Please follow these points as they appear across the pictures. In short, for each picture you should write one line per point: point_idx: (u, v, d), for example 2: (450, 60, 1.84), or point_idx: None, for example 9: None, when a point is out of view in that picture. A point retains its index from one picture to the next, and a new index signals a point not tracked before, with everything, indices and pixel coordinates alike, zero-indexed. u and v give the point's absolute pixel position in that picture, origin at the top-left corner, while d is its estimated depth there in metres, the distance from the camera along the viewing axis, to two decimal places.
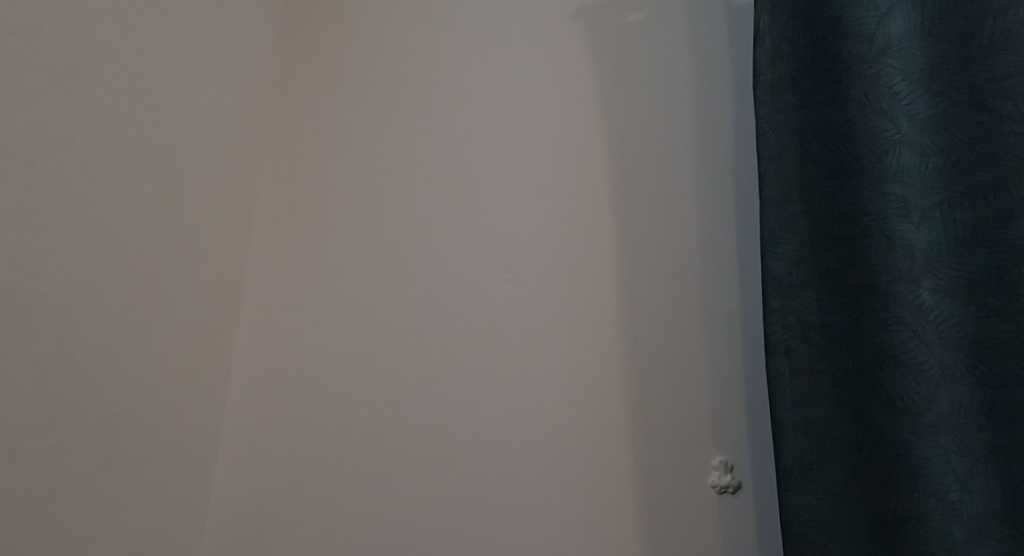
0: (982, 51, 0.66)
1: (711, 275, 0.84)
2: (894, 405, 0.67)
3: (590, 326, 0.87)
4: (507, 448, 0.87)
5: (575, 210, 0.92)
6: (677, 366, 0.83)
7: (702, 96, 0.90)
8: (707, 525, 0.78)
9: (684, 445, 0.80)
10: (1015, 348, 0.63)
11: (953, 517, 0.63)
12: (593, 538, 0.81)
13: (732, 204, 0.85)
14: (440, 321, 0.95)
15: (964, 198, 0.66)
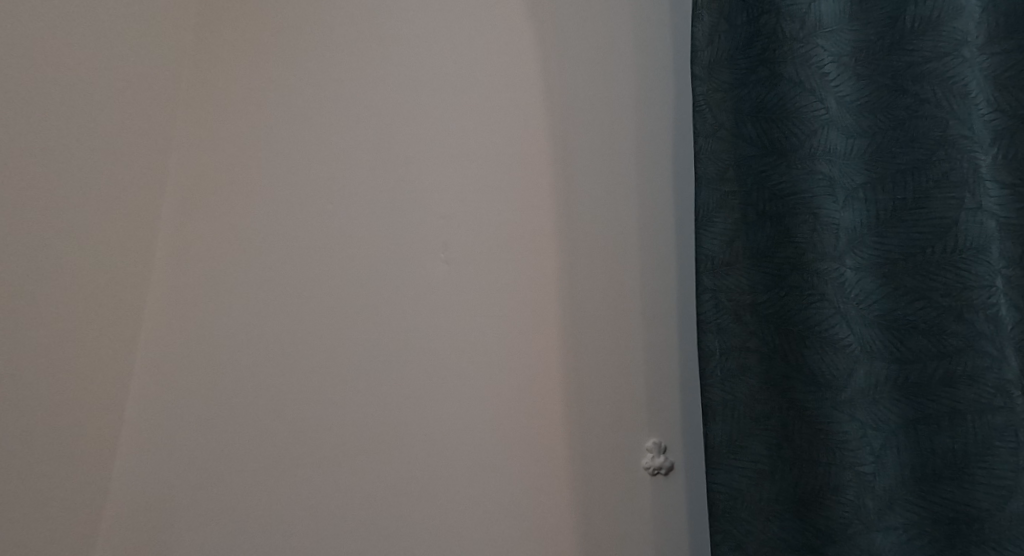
0: (907, 35, 0.68)
1: (649, 257, 0.84)
2: (818, 381, 0.69)
3: (529, 308, 0.85)
4: (442, 434, 0.83)
5: (514, 189, 0.90)
6: (613, 348, 0.82)
7: (643, 76, 0.89)
8: (637, 507, 0.78)
9: (618, 428, 0.80)
10: (928, 324, 0.67)
11: (868, 488, 0.66)
12: (528, 525, 0.79)
13: (671, 186, 0.86)
14: (372, 303, 0.90)
15: (885, 180, 0.69)
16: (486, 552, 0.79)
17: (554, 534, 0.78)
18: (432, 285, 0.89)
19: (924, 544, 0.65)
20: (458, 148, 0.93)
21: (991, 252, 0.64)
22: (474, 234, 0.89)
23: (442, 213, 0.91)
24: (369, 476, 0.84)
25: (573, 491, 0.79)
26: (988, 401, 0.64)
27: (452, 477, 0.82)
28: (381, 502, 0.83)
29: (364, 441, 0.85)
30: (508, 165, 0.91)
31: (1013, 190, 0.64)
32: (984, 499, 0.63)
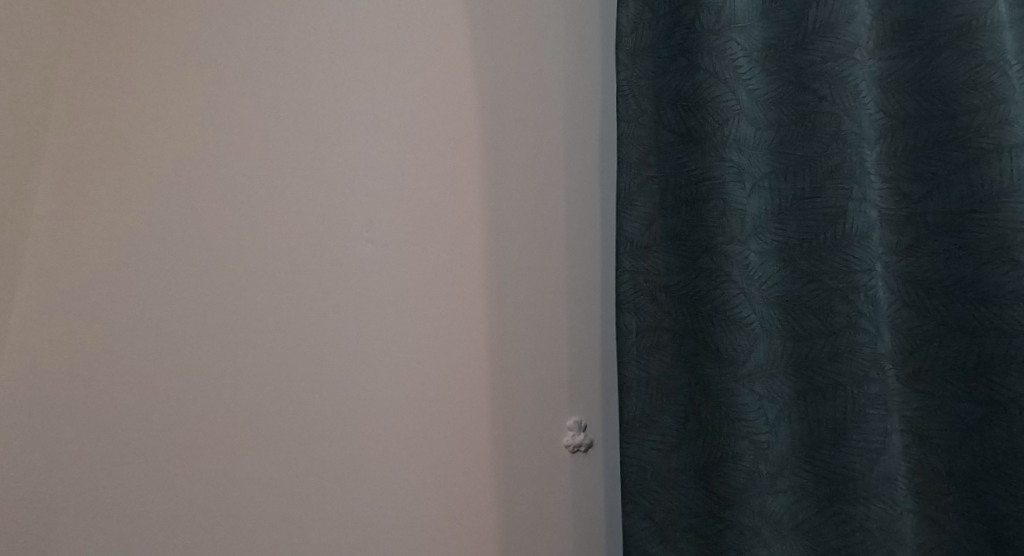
0: (809, 36, 0.74)
1: (574, 243, 0.86)
2: (722, 357, 0.73)
3: (457, 291, 0.84)
4: (365, 423, 0.80)
5: (441, 166, 0.86)
6: (537, 332, 0.84)
7: (570, 57, 0.89)
8: (557, 483, 0.82)
9: (542, 409, 0.83)
10: (819, 304, 0.73)
11: (762, 455, 0.73)
12: (453, 508, 0.80)
13: (594, 171, 0.88)
14: (286, 284, 0.82)
15: (786, 170, 0.74)
16: (409, 535, 0.79)
17: (475, 512, 0.80)
18: (355, 266, 0.83)
19: (808, 504, 0.73)
20: (384, 117, 0.86)
21: (872, 239, 0.72)
22: (401, 212, 0.84)
23: (366, 189, 0.84)
24: (285, 471, 0.78)
25: (499, 473, 0.81)
26: (864, 373, 0.72)
27: (377, 467, 0.79)
28: (299, 497, 0.78)
29: (279, 433, 0.79)
30: (437, 141, 0.86)
31: (890, 184, 0.73)
32: (859, 460, 0.71)
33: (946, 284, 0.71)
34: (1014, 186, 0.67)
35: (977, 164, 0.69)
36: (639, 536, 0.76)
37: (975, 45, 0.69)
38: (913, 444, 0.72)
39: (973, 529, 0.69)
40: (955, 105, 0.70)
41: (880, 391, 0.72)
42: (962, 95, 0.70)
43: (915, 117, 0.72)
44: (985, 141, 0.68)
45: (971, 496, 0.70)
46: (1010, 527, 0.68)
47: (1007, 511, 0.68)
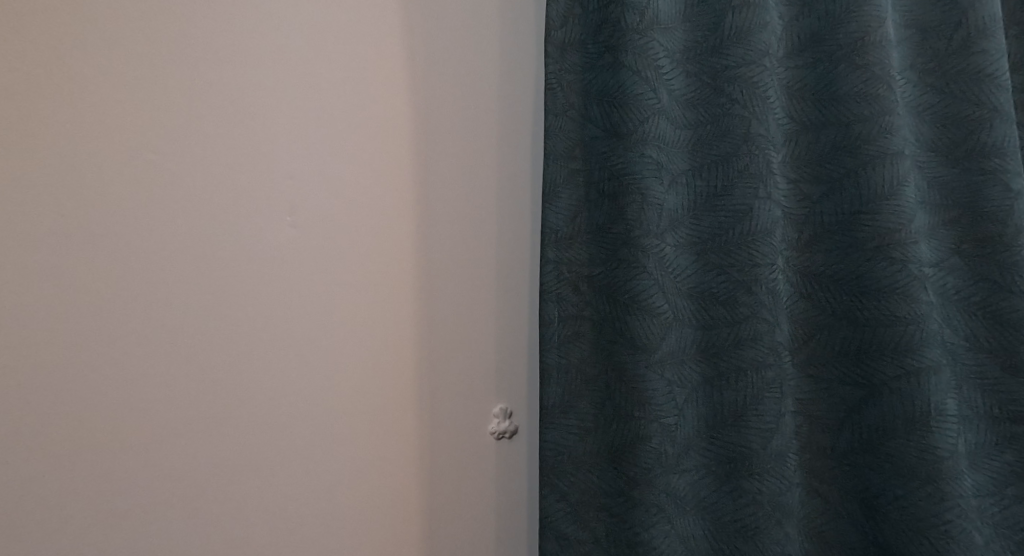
0: (725, 41, 0.78)
1: (503, 237, 0.89)
2: (637, 345, 0.77)
3: (385, 283, 0.82)
4: (292, 421, 0.76)
5: (372, 149, 0.81)
6: (467, 324, 0.87)
7: (503, 51, 0.89)
8: (483, 465, 0.88)
9: (470, 398, 0.87)
10: (726, 295, 0.78)
11: (670, 436, 0.77)
12: (381, 503, 0.81)
13: (523, 168, 0.90)
14: (190, 276, 0.71)
15: (700, 169, 0.79)
16: (336, 524, 0.79)
17: (402, 497, 0.83)
18: (277, 251, 0.76)
19: (709, 481, 0.78)
20: (306, 87, 0.77)
21: (775, 236, 0.77)
22: (328, 197, 0.78)
23: (288, 170, 0.76)
24: (196, 485, 0.71)
25: (425, 465, 0.84)
26: (764, 360, 0.77)
27: (301, 469, 0.77)
28: (215, 510, 0.72)
29: (188, 444, 0.70)
30: (366, 121, 0.80)
31: (793, 185, 0.79)
32: (755, 440, 0.77)
33: (836, 278, 0.78)
34: (893, 189, 0.74)
35: (865, 169, 0.75)
36: (554, 516, 0.80)
37: (868, 59, 0.75)
38: (804, 424, 0.79)
39: (849, 497, 0.78)
40: (849, 115, 0.76)
41: (776, 375, 0.77)
42: (854, 106, 0.76)
43: (815, 125, 0.79)
44: (872, 149, 0.75)
45: (851, 469, 0.78)
46: (880, 496, 0.76)
47: (878, 482, 0.76)
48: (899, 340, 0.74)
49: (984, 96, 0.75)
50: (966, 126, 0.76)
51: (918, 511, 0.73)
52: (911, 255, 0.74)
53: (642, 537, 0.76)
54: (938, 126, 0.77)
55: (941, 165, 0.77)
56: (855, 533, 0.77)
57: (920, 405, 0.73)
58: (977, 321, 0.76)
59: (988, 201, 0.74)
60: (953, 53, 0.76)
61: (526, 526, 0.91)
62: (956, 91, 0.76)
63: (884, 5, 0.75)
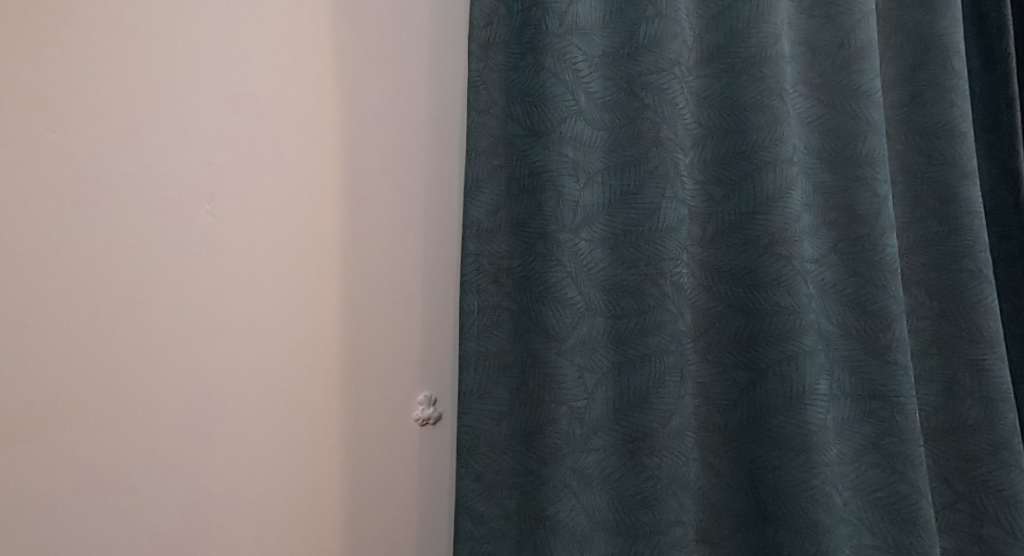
0: (639, 48, 0.84)
1: (428, 227, 0.90)
2: (549, 333, 0.82)
3: (311, 273, 0.81)
4: (211, 414, 0.74)
5: (295, 135, 0.79)
6: (390, 313, 0.87)
7: (431, 40, 0.89)
8: (406, 452, 0.89)
9: (394, 387, 0.88)
10: (635, 286, 0.84)
11: (578, 418, 0.82)
12: (305, 498, 0.81)
13: (446, 159, 0.91)
14: (99, 265, 0.67)
15: (615, 168, 0.85)
16: (257, 515, 0.78)
17: (324, 486, 0.83)
18: (192, 239, 0.72)
19: (613, 458, 0.84)
20: (227, 70, 0.74)
21: (679, 233, 0.84)
22: (246, 184, 0.76)
23: (208, 157, 0.73)
24: (108, 487, 0.68)
25: (348, 454, 0.84)
26: (669, 348, 0.83)
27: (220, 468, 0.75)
28: (126, 511, 0.69)
29: (102, 441, 0.67)
30: (288, 106, 0.78)
31: (700, 186, 0.86)
32: (656, 419, 0.83)
33: (732, 271, 0.85)
34: (781, 192, 0.82)
35: (759, 173, 0.83)
36: (468, 494, 0.85)
37: (764, 73, 0.82)
38: (702, 405, 0.87)
39: (738, 470, 0.86)
40: (747, 123, 0.83)
41: (677, 360, 0.84)
42: (752, 115, 0.83)
43: (720, 130, 0.86)
44: (766, 156, 0.82)
45: (739, 444, 0.86)
46: (762, 467, 0.84)
47: (760, 455, 0.85)
48: (781, 328, 0.82)
49: (861, 111, 0.83)
50: (845, 137, 0.85)
51: (790, 478, 0.82)
52: (794, 252, 0.82)
53: (549, 512, 0.81)
54: (823, 136, 0.86)
55: (824, 171, 0.86)
56: (740, 499, 0.86)
57: (796, 385, 0.82)
58: (849, 311, 0.85)
59: (859, 204, 0.84)
60: (838, 70, 0.85)
61: (442, 509, 0.94)
62: (837, 105, 0.85)
63: (779, 24, 0.83)
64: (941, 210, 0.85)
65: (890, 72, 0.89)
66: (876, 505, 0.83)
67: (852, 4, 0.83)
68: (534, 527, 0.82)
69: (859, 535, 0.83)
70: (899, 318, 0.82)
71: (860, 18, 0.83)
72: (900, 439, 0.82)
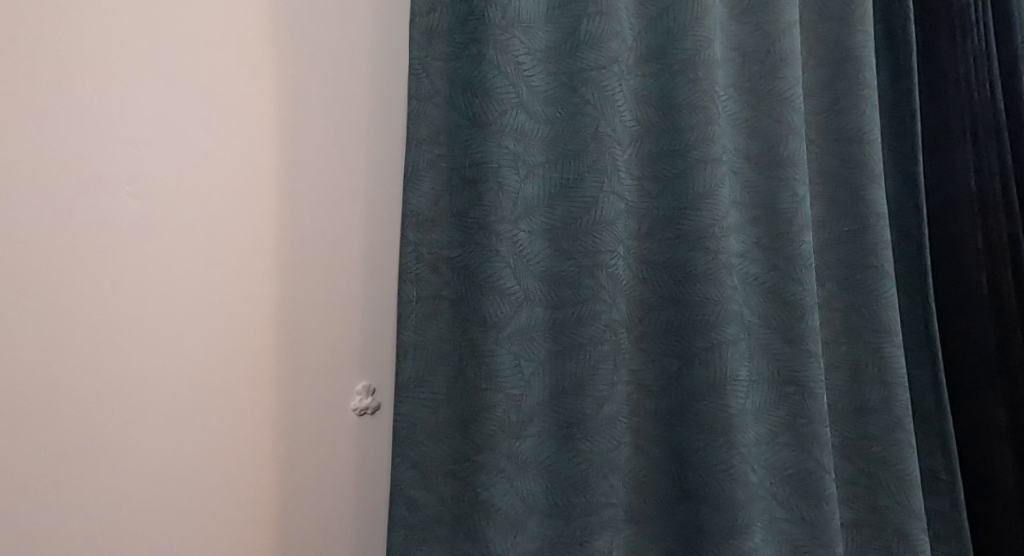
0: (580, 45, 0.87)
1: (362, 220, 0.95)
2: (486, 322, 0.84)
3: (246, 261, 0.86)
4: (137, 393, 0.78)
5: (222, 125, 0.83)
6: (323, 301, 0.92)
7: (372, 48, 0.94)
8: (344, 437, 0.94)
9: (330, 374, 0.92)
10: (572, 278, 0.87)
11: (515, 406, 0.84)
12: (234, 476, 0.85)
13: (384, 157, 0.96)
14: (32, 246, 0.71)
15: (556, 162, 0.87)
16: (186, 492, 0.81)
17: (255, 467, 0.87)
18: (115, 222, 0.76)
19: (549, 444, 0.87)
20: (152, 62, 0.78)
21: (616, 226, 0.87)
22: (169, 168, 0.80)
23: (127, 136, 0.77)
24: (21, 452, 0.70)
25: (279, 435, 0.88)
26: (603, 337, 0.86)
27: (146, 442, 0.79)
28: (47, 483, 0.72)
29: (28, 417, 0.71)
30: (217, 96, 0.83)
31: (637, 182, 0.90)
32: (591, 405, 0.86)
33: (665, 264, 0.90)
34: (711, 188, 0.86)
35: (692, 171, 0.87)
36: (404, 482, 0.86)
37: (698, 74, 0.87)
38: (635, 391, 0.91)
39: (665, 452, 0.91)
40: (681, 122, 0.88)
41: (611, 349, 0.87)
42: (685, 115, 0.87)
43: (656, 129, 0.90)
44: (698, 154, 0.86)
45: (667, 428, 0.91)
46: (687, 448, 0.89)
47: (687, 438, 0.89)
48: (708, 319, 0.87)
49: (783, 115, 0.89)
50: (770, 139, 0.90)
51: (711, 458, 0.87)
52: (721, 247, 0.87)
53: (483, 496, 0.83)
54: (750, 137, 0.91)
55: (751, 170, 0.91)
56: (667, 479, 0.91)
57: (720, 371, 0.87)
58: (769, 302, 0.91)
59: (782, 203, 0.89)
60: (765, 75, 0.90)
61: (380, 495, 0.97)
62: (763, 108, 0.90)
63: (712, 28, 0.87)
64: (852, 211, 0.92)
65: (811, 80, 0.95)
66: (786, 481, 0.90)
67: (777, 15, 0.89)
68: (469, 511, 0.84)
69: (771, 510, 0.89)
70: (812, 309, 0.89)
71: (784, 28, 0.89)
72: (809, 421, 0.89)
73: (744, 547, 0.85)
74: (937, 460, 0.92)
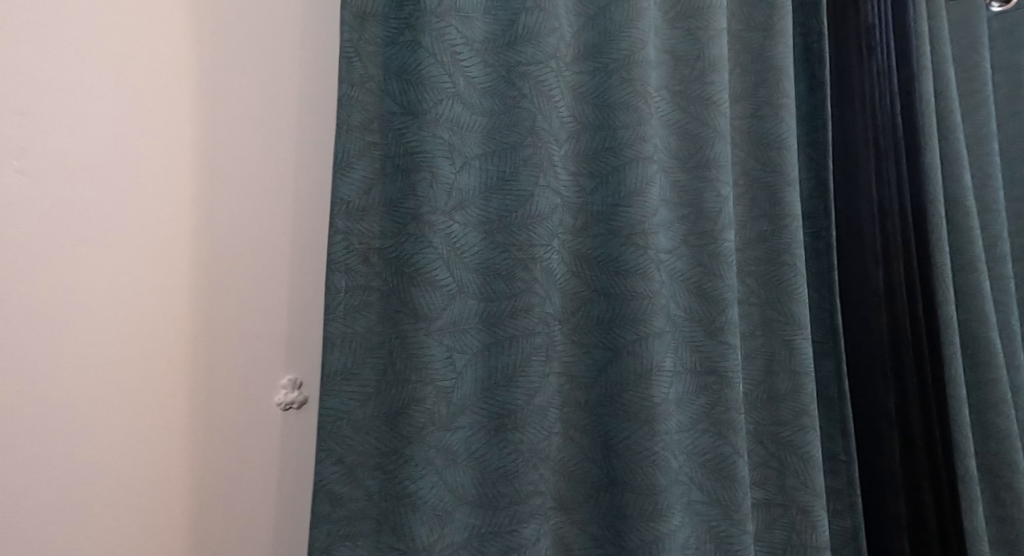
0: (518, 39, 0.87)
1: (286, 210, 0.93)
2: (417, 313, 0.83)
3: (155, 245, 0.86)
4: (25, 370, 0.78)
5: (128, 108, 0.84)
6: (240, 290, 0.91)
7: (301, 42, 0.95)
8: (266, 431, 0.92)
9: (251, 365, 0.91)
10: (506, 271, 0.87)
11: (445, 398, 0.84)
12: (143, 464, 0.85)
13: (311, 148, 0.95)
14: None
15: (492, 155, 0.87)
16: (82, 473, 0.81)
17: (164, 454, 0.86)
18: (7, 197, 0.77)
19: (479, 435, 0.86)
20: (56, 40, 0.79)
21: (551, 220, 0.88)
22: (67, 145, 0.80)
23: (21, 108, 0.78)
24: None
25: (193, 423, 0.88)
26: (535, 329, 0.87)
27: (42, 420, 0.79)
28: None
29: None
30: (125, 79, 0.84)
31: (573, 177, 0.92)
32: (521, 397, 0.86)
33: (597, 258, 0.92)
34: (642, 186, 0.89)
35: (624, 169, 0.89)
36: (329, 478, 0.83)
37: (632, 75, 0.89)
38: (566, 383, 0.93)
39: (593, 441, 0.93)
40: (615, 121, 0.90)
41: (543, 341, 0.88)
42: (619, 114, 0.89)
43: (592, 126, 0.92)
44: (630, 153, 0.89)
45: (596, 418, 0.93)
46: (614, 437, 0.92)
47: (614, 427, 0.92)
48: (636, 312, 0.90)
49: (710, 118, 0.93)
50: (697, 141, 0.94)
51: (636, 447, 0.90)
52: (650, 243, 0.89)
53: (410, 489, 0.82)
54: (680, 138, 0.95)
55: (679, 170, 0.95)
56: (594, 467, 0.93)
57: (647, 363, 0.89)
58: (693, 297, 0.95)
59: (706, 202, 0.93)
60: (694, 81, 0.94)
61: (303, 494, 0.93)
62: (692, 111, 0.94)
63: (646, 31, 0.90)
64: (770, 211, 0.98)
65: (737, 86, 1.00)
66: (703, 466, 0.94)
67: (707, 22, 0.93)
68: (395, 504, 0.83)
69: (689, 493, 0.93)
70: (732, 303, 0.93)
71: (713, 35, 0.93)
72: (726, 408, 0.94)
73: (663, 530, 0.88)
74: (837, 442, 1.00)
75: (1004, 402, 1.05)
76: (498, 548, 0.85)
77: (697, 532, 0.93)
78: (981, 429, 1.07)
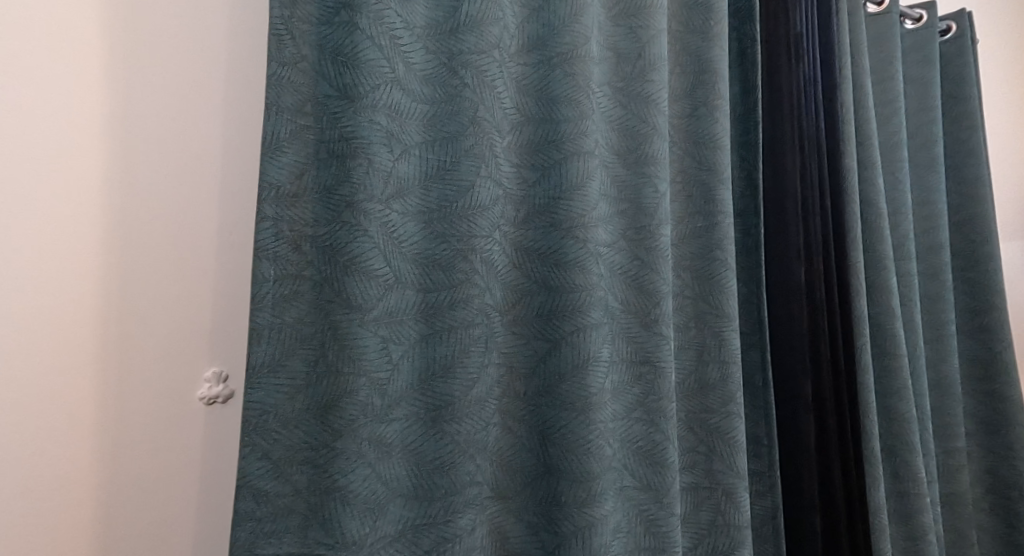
0: (460, 27, 0.85)
1: (208, 193, 0.88)
2: (350, 303, 0.80)
3: (59, 227, 0.79)
4: None
5: (29, 80, 0.77)
6: (158, 278, 0.85)
7: (229, 18, 0.89)
8: (185, 427, 0.86)
9: (169, 358, 0.85)
10: (445, 261, 0.85)
11: (379, 390, 0.82)
12: (47, 461, 0.79)
13: (237, 129, 0.89)
14: None
15: (432, 143, 0.85)
16: None
17: (69, 454, 0.80)
18: None
19: (416, 428, 0.85)
20: None
21: (491, 211, 0.87)
22: None
23: None
24: None
25: (102, 420, 0.82)
26: (472, 320, 0.86)
27: None
28: None
29: None
30: (27, 50, 0.77)
31: (515, 169, 0.91)
32: (458, 388, 0.85)
33: (537, 250, 0.92)
34: (581, 180, 0.89)
35: (565, 162, 0.89)
36: (254, 474, 0.80)
37: (575, 69, 0.89)
38: (505, 374, 0.93)
39: (530, 430, 0.93)
40: (558, 114, 0.90)
41: (482, 333, 0.87)
42: (562, 106, 0.89)
43: (534, 118, 0.91)
44: (571, 147, 0.89)
45: (533, 407, 0.94)
46: (551, 426, 0.92)
47: (552, 417, 0.92)
48: (575, 304, 0.90)
49: (649, 115, 0.95)
50: (636, 136, 0.95)
51: (573, 435, 0.90)
52: (589, 236, 0.90)
53: (341, 483, 0.79)
54: (620, 133, 0.96)
55: (619, 165, 0.96)
56: (530, 456, 0.93)
57: (584, 353, 0.90)
58: (630, 289, 0.96)
59: (645, 197, 0.95)
60: (636, 77, 0.95)
61: (225, 493, 0.89)
62: (632, 107, 0.95)
63: (589, 26, 0.90)
64: (704, 207, 1.01)
65: (676, 85, 1.02)
66: (636, 453, 0.96)
67: (649, 22, 0.95)
68: (324, 499, 0.80)
69: (622, 479, 0.95)
70: (666, 296, 0.96)
71: (654, 35, 0.95)
72: (659, 397, 0.96)
73: (596, 515, 0.89)
74: (760, 426, 1.05)
75: (905, 388, 1.14)
76: (432, 540, 0.83)
77: (629, 516, 0.95)
78: (885, 413, 1.15)
